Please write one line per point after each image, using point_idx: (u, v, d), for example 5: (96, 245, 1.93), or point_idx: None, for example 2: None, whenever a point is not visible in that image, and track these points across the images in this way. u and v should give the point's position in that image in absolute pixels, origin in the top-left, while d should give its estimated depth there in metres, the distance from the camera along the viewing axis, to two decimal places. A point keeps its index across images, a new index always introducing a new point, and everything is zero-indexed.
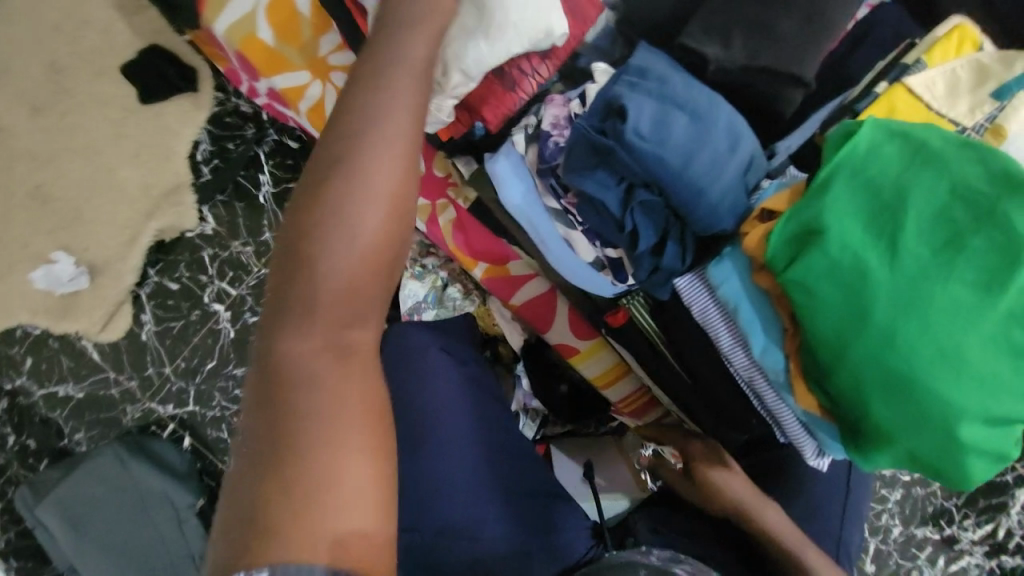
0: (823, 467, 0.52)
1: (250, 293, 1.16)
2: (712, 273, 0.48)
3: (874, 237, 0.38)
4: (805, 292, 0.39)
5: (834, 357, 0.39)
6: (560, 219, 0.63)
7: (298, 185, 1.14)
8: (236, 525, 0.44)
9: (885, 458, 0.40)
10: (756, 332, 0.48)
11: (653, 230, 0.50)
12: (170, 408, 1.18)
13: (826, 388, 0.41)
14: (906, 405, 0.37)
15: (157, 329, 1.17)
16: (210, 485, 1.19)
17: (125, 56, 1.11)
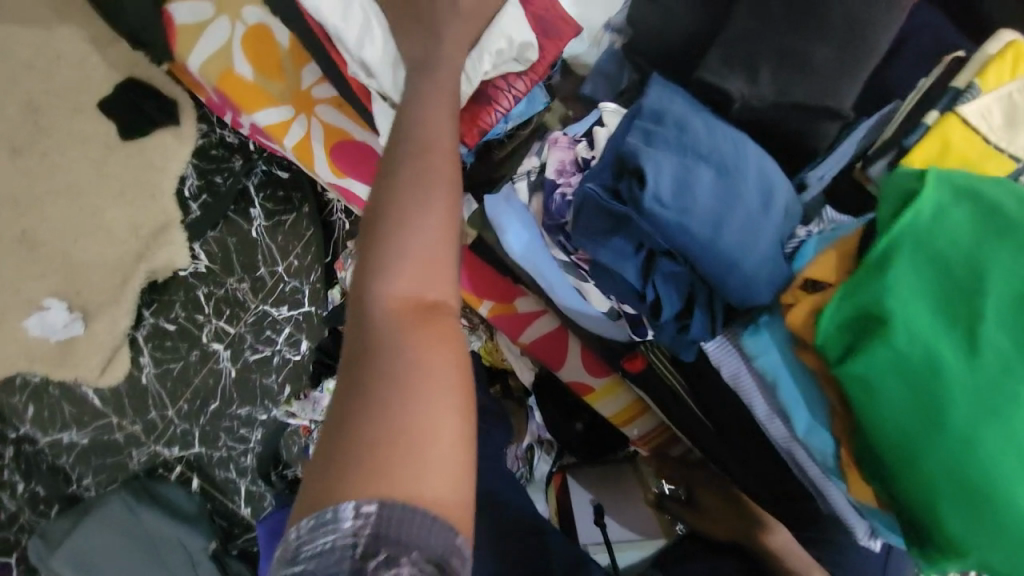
0: (874, 546, 0.48)
1: (249, 331, 1.11)
2: (747, 344, 0.44)
3: (946, 328, 0.33)
4: (864, 387, 0.34)
5: (900, 463, 0.34)
6: (569, 270, 0.58)
7: (291, 218, 1.09)
8: (319, 464, 0.35)
9: (955, 565, 0.36)
10: (799, 413, 0.43)
11: (677, 299, 0.44)
12: (176, 450, 1.16)
13: (888, 489, 0.37)
14: (981, 515, 0.33)
15: (157, 371, 1.13)
16: (222, 525, 1.17)
17: (102, 92, 1.06)
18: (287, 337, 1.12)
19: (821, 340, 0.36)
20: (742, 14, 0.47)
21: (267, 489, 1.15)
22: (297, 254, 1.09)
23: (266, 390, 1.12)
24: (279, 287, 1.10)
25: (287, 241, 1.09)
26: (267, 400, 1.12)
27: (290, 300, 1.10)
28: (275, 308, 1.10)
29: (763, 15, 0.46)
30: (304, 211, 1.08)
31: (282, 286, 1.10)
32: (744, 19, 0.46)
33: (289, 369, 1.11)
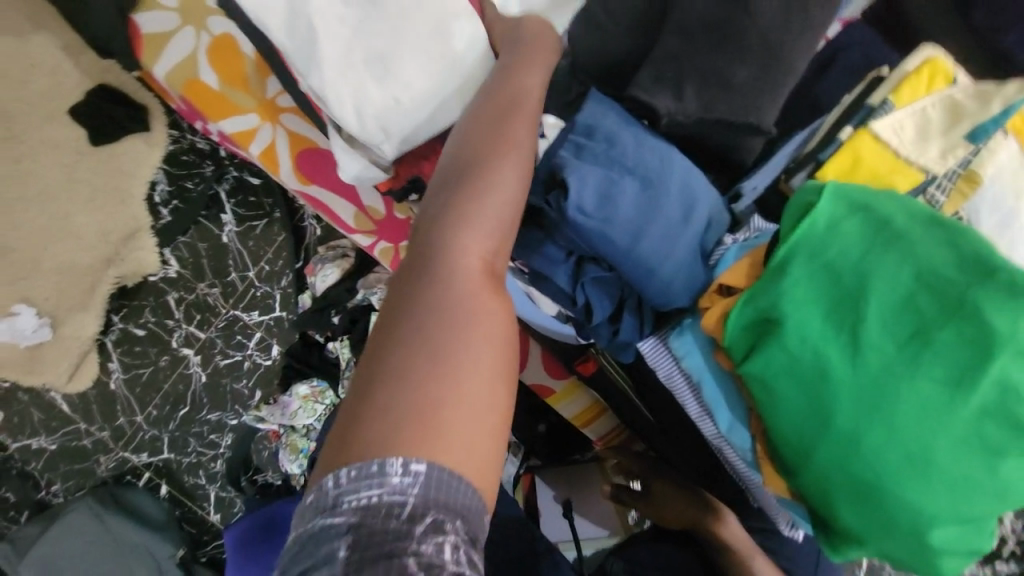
0: (798, 536, 0.50)
1: (219, 335, 1.12)
2: (673, 345, 0.46)
3: (834, 331, 0.35)
4: (763, 384, 0.37)
5: (797, 457, 0.37)
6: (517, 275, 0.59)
7: (262, 224, 1.10)
8: (348, 422, 0.33)
9: (858, 556, 0.38)
10: (721, 411, 0.45)
11: (607, 303, 0.47)
12: (145, 457, 1.15)
13: (792, 483, 0.39)
14: (872, 510, 0.35)
15: (126, 376, 1.13)
16: (191, 531, 1.16)
17: (72, 99, 1.06)
18: (258, 342, 1.12)
19: (729, 341, 0.39)
20: (668, 36, 0.50)
21: (237, 495, 1.15)
22: (268, 259, 1.10)
23: (237, 395, 1.13)
24: (250, 292, 1.11)
25: (258, 246, 1.10)
26: (238, 405, 1.13)
27: (261, 306, 1.11)
28: (245, 312, 1.10)
29: (688, 37, 0.49)
30: (275, 217, 1.09)
31: (253, 291, 1.11)
32: (670, 40, 0.49)
33: (259, 373, 1.12)
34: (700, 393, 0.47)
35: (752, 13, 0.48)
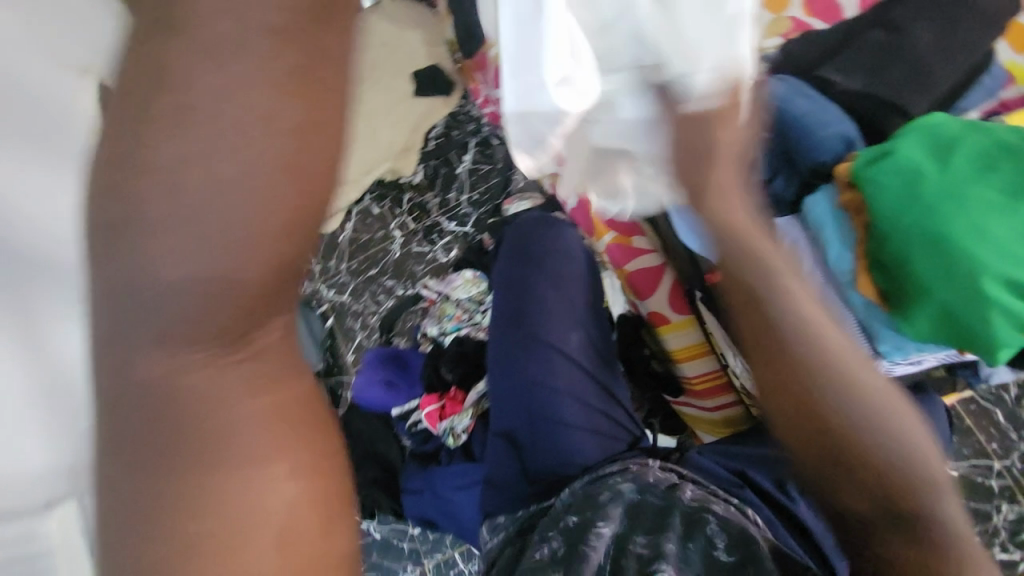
0: (877, 374, 0.63)
1: (422, 230, 1.51)
2: (807, 200, 0.66)
3: (931, 157, 0.57)
4: (876, 184, 0.58)
5: (891, 229, 0.57)
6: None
7: (487, 168, 1.51)
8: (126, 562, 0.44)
9: (924, 314, 0.57)
10: (833, 245, 0.64)
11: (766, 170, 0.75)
12: (331, 293, 1.48)
13: (884, 257, 0.58)
14: (938, 261, 0.55)
15: (351, 235, 1.51)
16: (327, 361, 1.42)
17: (416, 61, 1.58)
18: (445, 244, 1.49)
19: (858, 166, 0.60)
20: (852, 49, 0.80)
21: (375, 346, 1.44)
22: (479, 191, 1.50)
23: (412, 274, 1.48)
24: (457, 208, 1.50)
25: (477, 181, 1.51)
26: (409, 280, 1.47)
27: (459, 220, 1.50)
28: (447, 220, 1.50)
29: (863, 51, 0.78)
30: (497, 167, 1.50)
31: (460, 208, 1.50)
32: (855, 51, 0.79)
33: (436, 265, 1.47)
34: (818, 242, 0.65)
35: (916, 43, 0.76)
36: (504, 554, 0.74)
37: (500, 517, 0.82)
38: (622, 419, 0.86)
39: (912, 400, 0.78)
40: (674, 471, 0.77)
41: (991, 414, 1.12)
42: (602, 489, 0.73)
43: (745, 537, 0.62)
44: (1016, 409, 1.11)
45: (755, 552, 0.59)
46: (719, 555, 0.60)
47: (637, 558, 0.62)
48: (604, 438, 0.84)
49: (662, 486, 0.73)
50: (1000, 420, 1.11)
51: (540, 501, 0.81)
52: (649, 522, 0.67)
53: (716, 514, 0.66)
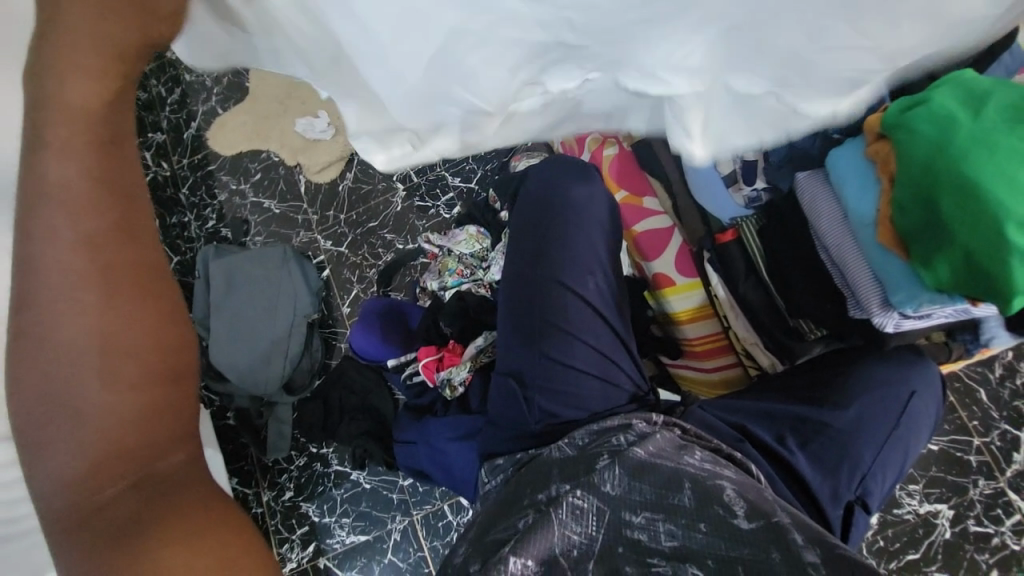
0: (885, 324, 0.68)
1: (425, 184, 1.48)
2: (833, 154, 0.70)
3: (964, 105, 0.57)
4: (909, 131, 0.59)
5: (922, 176, 0.58)
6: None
7: None
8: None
9: (945, 260, 0.58)
10: (858, 196, 0.68)
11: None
12: (328, 244, 1.48)
13: (909, 203, 0.60)
14: (966, 206, 0.55)
15: (352, 185, 1.51)
16: (322, 311, 1.43)
17: None
18: (447, 200, 1.47)
19: (887, 115, 0.61)
20: None
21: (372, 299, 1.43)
22: None
23: (413, 228, 1.46)
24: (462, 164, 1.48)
25: None
26: (410, 234, 1.46)
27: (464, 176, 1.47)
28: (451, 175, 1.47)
29: None
30: None
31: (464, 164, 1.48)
32: None
33: (437, 220, 1.46)
34: (840, 193, 0.70)
35: None
36: (498, 497, 0.74)
37: (499, 460, 0.83)
38: (629, 370, 0.87)
39: (908, 364, 0.80)
40: (680, 431, 0.72)
41: (974, 392, 1.15)
42: (602, 451, 0.70)
43: (762, 508, 0.58)
44: (999, 389, 1.15)
45: (779, 529, 0.54)
46: (739, 525, 0.55)
47: (632, 535, 0.58)
48: (606, 385, 0.85)
49: (669, 447, 0.68)
50: (982, 398, 1.15)
51: (536, 449, 0.79)
52: (649, 493, 0.62)
53: (731, 483, 0.62)
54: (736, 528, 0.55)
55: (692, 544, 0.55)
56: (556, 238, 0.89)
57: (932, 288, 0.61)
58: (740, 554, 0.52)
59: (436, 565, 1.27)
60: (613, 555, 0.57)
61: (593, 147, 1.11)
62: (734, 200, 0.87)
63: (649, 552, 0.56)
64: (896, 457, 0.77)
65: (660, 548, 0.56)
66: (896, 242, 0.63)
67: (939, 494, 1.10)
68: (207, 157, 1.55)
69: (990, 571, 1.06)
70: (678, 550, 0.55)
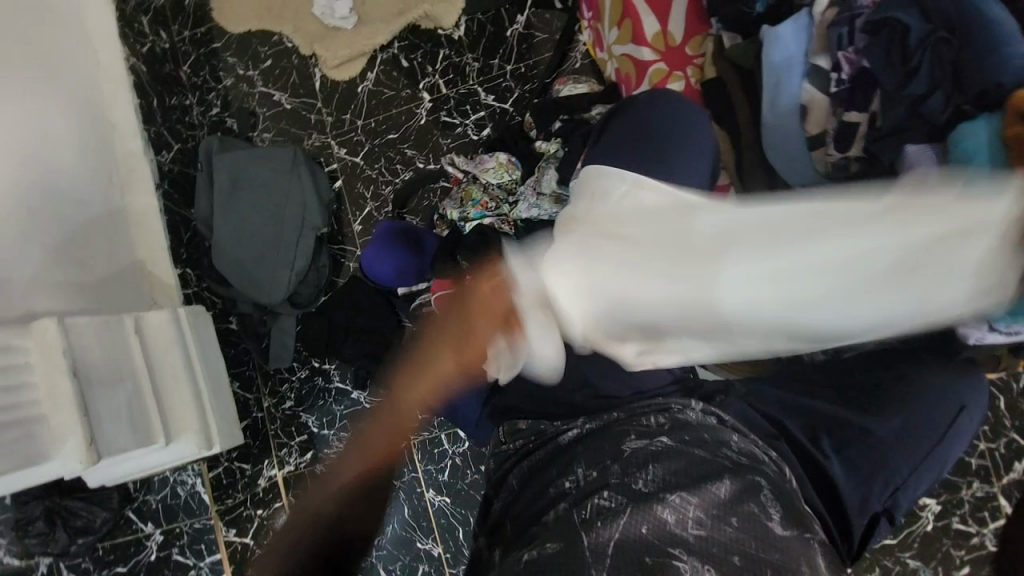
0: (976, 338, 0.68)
1: (455, 98, 1.34)
2: (964, 128, 0.66)
3: None
4: None
5: None
6: (815, 79, 0.79)
7: (541, 38, 1.34)
8: None
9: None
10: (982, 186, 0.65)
11: (924, 84, 0.70)
12: (344, 152, 1.36)
13: None
14: None
15: (372, 88, 1.36)
16: (332, 226, 1.35)
17: None
18: (478, 119, 1.33)
19: None
20: None
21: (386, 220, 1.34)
22: (527, 63, 1.34)
23: (437, 147, 1.33)
24: (498, 80, 1.34)
25: (527, 51, 1.34)
26: (433, 153, 1.33)
27: (498, 94, 1.33)
28: (485, 92, 1.33)
29: None
30: (552, 39, 1.34)
31: (501, 80, 1.34)
32: None
33: (465, 140, 1.32)
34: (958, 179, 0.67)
35: None
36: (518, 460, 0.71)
37: (521, 422, 0.76)
38: None
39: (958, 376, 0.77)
40: (717, 420, 0.69)
41: (993, 400, 1.12)
42: (629, 428, 0.66)
43: (795, 519, 0.58)
44: (1018, 399, 1.12)
45: (808, 545, 0.55)
46: (772, 529, 0.55)
47: (664, 521, 0.54)
48: None
49: (708, 436, 0.65)
50: (1000, 405, 1.12)
51: (558, 421, 0.73)
52: (683, 482, 0.59)
53: (767, 483, 0.60)
54: (769, 532, 0.54)
55: (722, 538, 0.53)
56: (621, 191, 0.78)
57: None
58: (769, 558, 0.52)
59: (429, 486, 1.31)
60: (638, 539, 0.54)
61: (655, 79, 1.00)
62: (814, 165, 0.81)
63: (674, 538, 0.53)
64: (930, 475, 0.74)
65: (688, 535, 0.53)
66: None
67: (931, 491, 1.11)
68: (212, 32, 1.38)
69: (960, 566, 1.10)
70: (708, 541, 0.53)
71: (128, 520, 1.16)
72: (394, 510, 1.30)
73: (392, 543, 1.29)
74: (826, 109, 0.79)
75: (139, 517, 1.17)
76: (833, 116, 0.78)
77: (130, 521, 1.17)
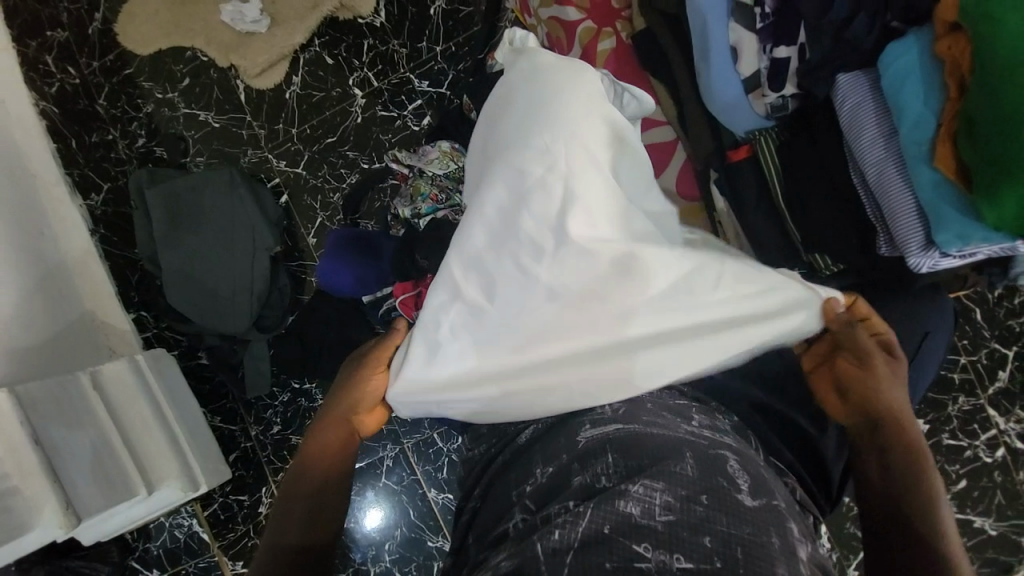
0: (920, 267, 0.66)
1: (388, 89, 1.28)
2: (889, 52, 0.66)
3: None
4: (988, 22, 0.57)
5: (1004, 76, 0.57)
6: (740, 16, 0.74)
7: (467, 11, 1.27)
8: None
9: (1019, 193, 0.57)
10: (912, 108, 0.65)
11: (845, 8, 0.67)
12: (283, 165, 1.30)
13: (979, 126, 0.59)
14: None
15: (301, 92, 1.29)
16: (286, 243, 1.30)
17: None
18: (416, 108, 1.28)
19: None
20: None
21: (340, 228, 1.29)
22: (457, 41, 1.27)
23: (379, 144, 1.28)
24: (430, 63, 1.27)
25: (455, 28, 1.27)
26: (376, 151, 1.27)
27: (433, 78, 1.27)
28: (418, 78, 1.27)
29: None
30: (479, 11, 1.27)
31: (433, 63, 1.27)
32: None
33: (407, 133, 1.27)
34: (890, 103, 0.67)
35: None
36: (489, 473, 0.72)
37: (482, 427, 0.79)
38: None
39: (929, 301, 0.77)
40: (677, 393, 0.72)
41: (970, 313, 1.13)
42: (584, 419, 0.67)
43: (762, 485, 0.58)
44: (995, 308, 1.12)
45: (778, 513, 0.55)
46: (742, 500, 0.54)
47: (625, 515, 0.53)
48: None
49: (667, 412, 0.67)
50: (976, 317, 1.12)
51: (517, 420, 0.76)
52: (643, 461, 0.58)
53: (732, 452, 0.61)
54: (739, 504, 0.54)
55: (691, 519, 0.52)
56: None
57: (989, 225, 0.60)
58: (741, 533, 0.51)
59: (430, 487, 1.31)
60: (602, 540, 0.51)
61: (585, 39, 0.94)
62: (754, 108, 0.78)
63: (639, 531, 0.51)
64: None
65: (654, 524, 0.52)
66: (956, 168, 0.61)
67: (918, 411, 1.12)
68: (121, 58, 1.29)
69: (959, 481, 1.11)
70: (676, 526, 0.51)
71: (133, 571, 1.17)
72: (400, 516, 1.30)
73: (403, 548, 1.29)
74: (756, 50, 0.75)
75: (142, 566, 1.18)
76: (763, 53, 0.75)
77: (135, 572, 1.18)
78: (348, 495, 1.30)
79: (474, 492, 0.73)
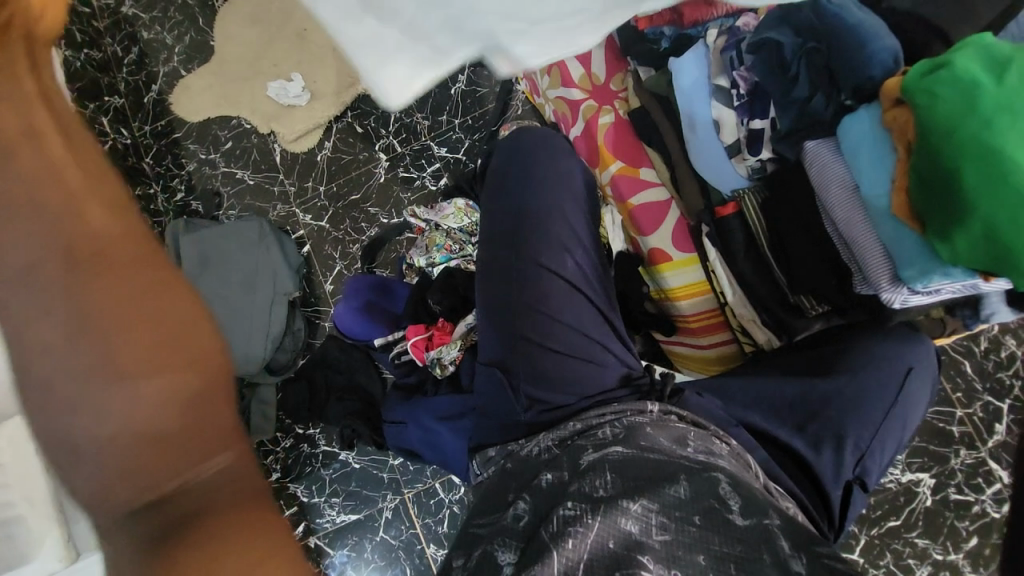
0: (894, 301, 0.75)
1: (410, 154, 1.42)
2: (846, 121, 0.77)
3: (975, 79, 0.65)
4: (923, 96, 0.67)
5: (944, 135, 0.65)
6: (720, 97, 0.89)
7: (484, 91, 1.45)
8: (179, 498, 0.43)
9: (967, 229, 0.65)
10: (870, 168, 0.75)
11: (806, 91, 0.80)
12: (308, 218, 1.40)
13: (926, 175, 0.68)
14: (985, 172, 0.63)
15: (331, 155, 1.43)
16: (304, 289, 1.37)
17: None
18: (434, 170, 1.42)
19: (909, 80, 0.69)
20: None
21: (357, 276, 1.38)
22: (473, 115, 1.43)
23: (398, 201, 1.40)
24: (448, 133, 1.43)
25: (472, 104, 1.44)
26: (395, 208, 1.39)
27: (451, 146, 1.42)
28: (438, 145, 1.42)
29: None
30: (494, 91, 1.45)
31: (451, 133, 1.43)
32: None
33: (425, 192, 1.40)
34: (852, 161, 0.76)
35: None
36: (493, 496, 0.76)
37: (489, 451, 0.86)
38: (618, 350, 0.87)
39: (904, 337, 0.87)
40: (676, 417, 0.75)
41: (959, 366, 1.17)
42: (587, 444, 0.71)
43: (755, 507, 0.59)
44: (983, 361, 1.17)
45: (768, 532, 0.55)
46: (734, 520, 0.56)
47: (626, 532, 0.55)
48: (604, 358, 0.86)
49: (663, 438, 0.70)
50: (966, 370, 1.17)
51: (525, 443, 0.81)
52: (639, 481, 0.61)
53: (724, 475, 0.64)
54: (730, 522, 0.56)
55: (685, 537, 0.54)
56: (540, 227, 0.91)
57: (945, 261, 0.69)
58: (732, 551, 0.53)
59: (429, 542, 1.26)
60: (605, 553, 0.54)
61: (587, 115, 1.10)
62: (738, 170, 0.90)
63: (639, 545, 0.54)
64: (887, 442, 0.86)
65: (653, 542, 0.54)
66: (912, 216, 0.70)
67: (922, 464, 1.13)
68: (172, 124, 1.45)
69: (970, 538, 1.10)
70: (671, 544, 0.54)
71: None
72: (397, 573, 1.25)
73: None
74: (735, 124, 0.88)
75: None
76: (741, 125, 0.88)
77: None
78: (344, 549, 1.25)
79: (479, 511, 0.76)
